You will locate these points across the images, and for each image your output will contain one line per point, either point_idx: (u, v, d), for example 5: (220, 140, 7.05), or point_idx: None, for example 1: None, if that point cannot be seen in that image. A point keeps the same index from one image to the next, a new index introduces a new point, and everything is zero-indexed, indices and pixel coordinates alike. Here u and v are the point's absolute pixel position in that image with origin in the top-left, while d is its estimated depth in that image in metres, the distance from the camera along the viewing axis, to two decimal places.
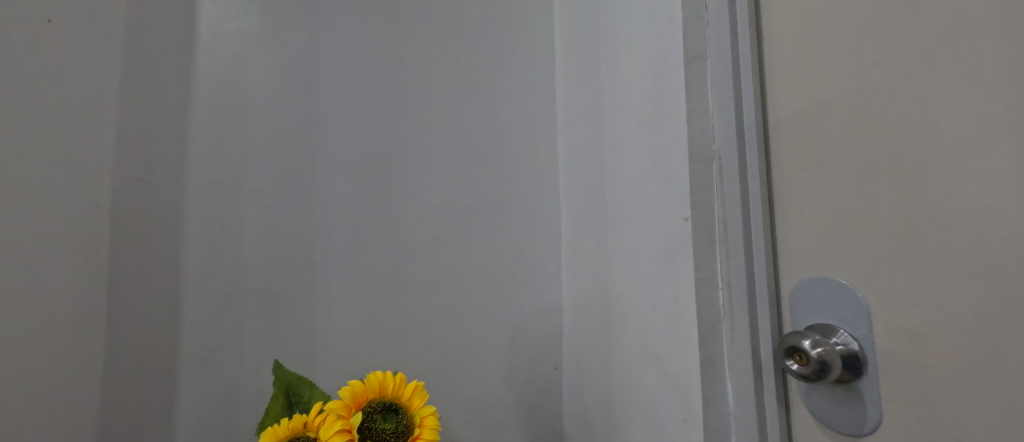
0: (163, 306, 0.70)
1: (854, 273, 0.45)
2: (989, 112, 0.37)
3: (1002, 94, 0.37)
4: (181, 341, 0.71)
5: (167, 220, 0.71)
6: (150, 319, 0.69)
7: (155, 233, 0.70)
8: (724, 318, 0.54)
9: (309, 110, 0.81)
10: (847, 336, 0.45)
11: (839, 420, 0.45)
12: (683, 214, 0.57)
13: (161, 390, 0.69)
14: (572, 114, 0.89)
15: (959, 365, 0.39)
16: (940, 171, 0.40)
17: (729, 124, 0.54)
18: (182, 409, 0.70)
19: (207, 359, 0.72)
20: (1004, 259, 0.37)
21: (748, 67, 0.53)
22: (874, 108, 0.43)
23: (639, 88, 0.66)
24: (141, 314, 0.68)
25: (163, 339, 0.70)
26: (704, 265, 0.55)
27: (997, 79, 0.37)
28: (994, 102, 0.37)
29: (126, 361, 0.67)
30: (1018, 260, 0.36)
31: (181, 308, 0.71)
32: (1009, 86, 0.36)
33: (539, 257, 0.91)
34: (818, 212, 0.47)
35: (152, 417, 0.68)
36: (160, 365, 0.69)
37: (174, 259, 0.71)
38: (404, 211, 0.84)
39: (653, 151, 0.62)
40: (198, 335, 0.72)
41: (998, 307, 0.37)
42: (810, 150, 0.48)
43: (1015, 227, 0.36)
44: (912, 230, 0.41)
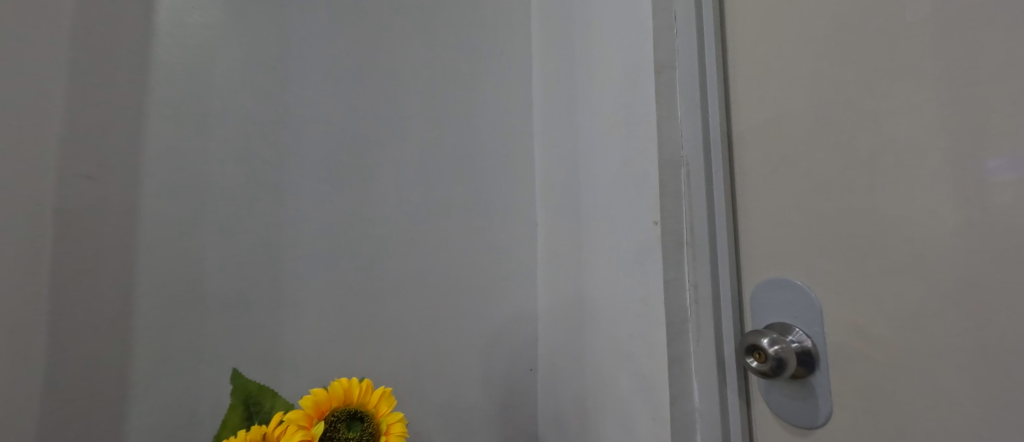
0: (110, 312, 0.66)
1: (809, 274, 0.48)
2: (925, 125, 0.41)
3: (934, 110, 0.41)
4: (130, 349, 0.67)
5: (117, 220, 0.67)
6: (97, 325, 0.65)
7: (105, 233, 0.66)
8: (690, 317, 0.57)
9: (279, 108, 0.79)
10: (801, 334, 0.48)
11: (795, 414, 0.48)
12: (653, 218, 0.59)
13: (106, 402, 0.65)
14: (548, 119, 0.91)
15: (900, 360, 0.42)
16: (882, 180, 0.43)
17: (696, 132, 0.57)
18: (132, 420, 0.66)
19: (159, 368, 0.68)
20: (939, 263, 0.40)
21: (713, 80, 0.56)
22: (828, 121, 0.47)
23: (612, 95, 0.68)
24: (85, 319, 0.64)
25: (108, 347, 0.65)
26: (673, 266, 0.57)
27: (933, 97, 0.41)
28: (929, 116, 0.41)
29: (67, 369, 0.63)
30: (950, 263, 0.40)
31: (131, 314, 0.67)
32: (941, 103, 0.40)
33: (514, 259, 0.92)
34: (777, 216, 0.51)
35: (95, 431, 0.64)
36: (105, 375, 0.65)
37: (124, 261, 0.67)
38: (378, 212, 0.83)
39: (625, 155, 0.65)
40: (149, 343, 0.68)
41: (931, 307, 0.41)
42: (771, 158, 0.51)
43: (946, 232, 0.40)
44: (858, 233, 0.45)
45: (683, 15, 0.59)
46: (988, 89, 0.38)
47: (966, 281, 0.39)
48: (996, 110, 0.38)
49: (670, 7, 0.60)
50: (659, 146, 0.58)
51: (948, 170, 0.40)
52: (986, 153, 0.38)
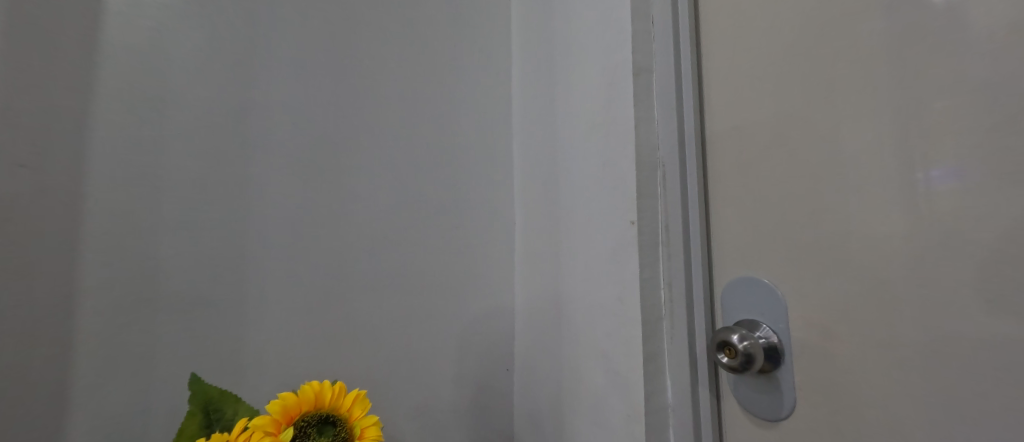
0: (50, 309, 0.62)
1: (775, 273, 0.50)
2: (880, 132, 0.43)
3: (885, 118, 0.43)
4: (75, 350, 0.63)
5: (59, 212, 0.64)
6: (36, 322, 0.61)
7: (45, 226, 0.63)
8: (664, 315, 0.58)
9: (247, 102, 0.76)
10: (768, 330, 0.50)
11: (760, 406, 0.51)
12: (629, 218, 0.60)
13: (46, 405, 0.61)
14: (527, 119, 0.92)
15: (856, 354, 0.45)
16: (842, 184, 0.45)
17: (671, 134, 0.58)
18: (75, 424, 0.63)
19: (107, 370, 0.65)
20: (892, 263, 0.42)
21: (687, 84, 0.58)
22: (796, 126, 0.49)
23: (591, 96, 0.69)
24: (21, 315, 0.61)
25: (49, 347, 0.62)
26: (649, 265, 0.58)
27: (885, 106, 0.43)
28: (883, 124, 0.43)
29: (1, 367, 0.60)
30: (902, 263, 0.42)
31: (75, 312, 0.63)
32: (892, 112, 0.43)
33: (491, 258, 0.92)
34: (747, 217, 0.53)
35: (32, 435, 0.60)
36: (45, 376, 0.61)
37: (68, 257, 0.64)
38: (353, 211, 0.82)
39: (602, 156, 0.66)
40: (95, 343, 0.64)
41: (885, 305, 0.43)
42: (742, 161, 0.53)
43: (898, 235, 0.42)
44: (820, 233, 0.47)
45: (660, 20, 0.61)
46: (935, 100, 0.41)
47: (915, 280, 0.41)
48: (943, 119, 0.40)
49: (648, 12, 0.62)
50: (635, 147, 0.60)
51: (900, 175, 0.42)
52: (933, 160, 0.41)
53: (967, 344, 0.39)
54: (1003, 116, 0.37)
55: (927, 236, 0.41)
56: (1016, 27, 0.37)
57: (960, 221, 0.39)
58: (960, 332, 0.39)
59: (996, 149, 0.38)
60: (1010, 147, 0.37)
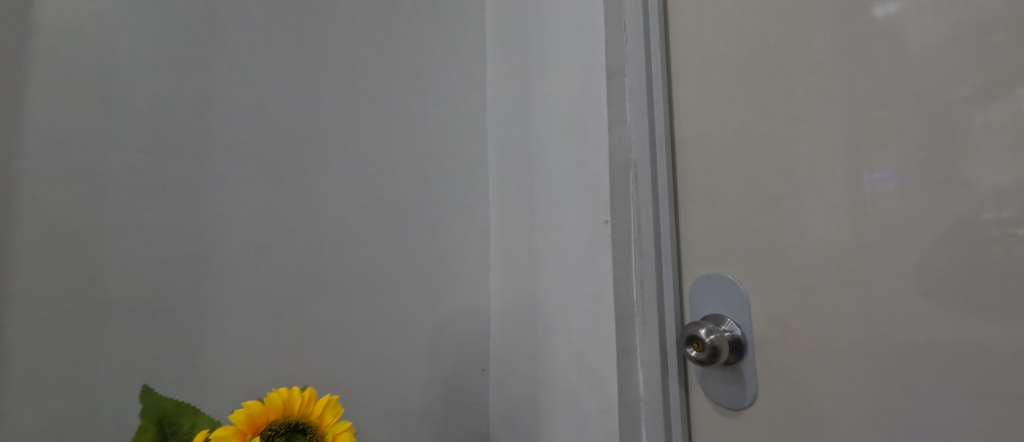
0: None
1: (739, 269, 0.53)
2: (833, 135, 0.46)
3: (835, 122, 0.46)
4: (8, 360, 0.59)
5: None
6: None
7: None
8: (636, 312, 0.60)
9: (208, 98, 0.73)
10: (733, 324, 0.53)
11: (725, 397, 0.53)
12: (603, 218, 0.62)
13: None
14: (502, 120, 0.92)
15: (812, 345, 0.47)
16: (800, 185, 0.48)
17: (643, 136, 0.60)
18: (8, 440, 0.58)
19: (45, 382, 0.60)
20: (845, 258, 0.45)
21: (658, 88, 0.60)
22: (758, 129, 0.52)
23: (565, 97, 0.70)
24: None
25: None
26: (622, 263, 0.60)
27: (836, 111, 0.46)
28: (834, 127, 0.46)
29: None
30: (852, 258, 0.45)
31: (7, 321, 0.59)
32: (842, 116, 0.46)
33: (465, 259, 0.92)
34: (714, 216, 0.55)
35: None
36: None
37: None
38: (322, 212, 0.80)
39: (577, 156, 0.67)
40: (31, 353, 0.60)
41: (838, 297, 0.46)
42: (708, 163, 0.56)
43: (846, 231, 0.45)
44: (779, 230, 0.50)
45: (631, 26, 0.63)
46: (882, 106, 0.44)
47: (862, 274, 0.44)
48: (886, 124, 0.44)
49: (620, 16, 0.64)
50: (607, 149, 0.61)
51: (851, 176, 0.45)
52: (878, 163, 0.44)
53: (910, 334, 0.42)
54: (939, 122, 0.41)
55: (873, 232, 0.44)
56: (950, 40, 0.40)
57: (899, 218, 0.42)
58: (905, 324, 0.42)
59: (930, 153, 0.41)
60: (943, 150, 0.40)
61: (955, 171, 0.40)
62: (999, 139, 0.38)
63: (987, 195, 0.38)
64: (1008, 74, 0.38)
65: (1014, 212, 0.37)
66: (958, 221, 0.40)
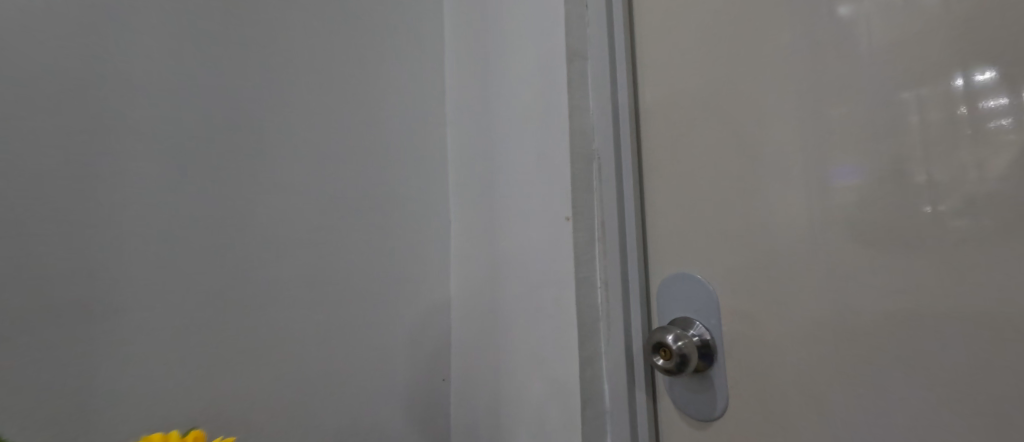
0: None
1: (707, 267, 0.50)
2: (803, 120, 0.44)
3: (803, 107, 0.44)
4: None
5: None
6: None
7: None
8: (601, 315, 0.56)
9: (110, 72, 0.62)
10: (701, 327, 0.49)
11: (695, 407, 0.49)
12: (566, 213, 0.58)
13: None
14: (463, 115, 0.87)
15: (783, 348, 0.44)
16: (770, 175, 0.45)
17: (606, 126, 0.57)
18: None
19: None
20: (818, 252, 0.42)
21: (622, 76, 0.57)
22: (725, 115, 0.49)
23: (525, 86, 0.67)
24: None
25: None
26: (585, 264, 0.56)
27: (803, 95, 0.44)
28: (803, 112, 0.44)
29: None
30: (830, 252, 0.41)
31: None
32: (812, 100, 0.43)
33: (424, 262, 0.85)
34: (681, 212, 0.52)
35: None
36: None
37: None
38: (266, 210, 0.71)
39: (539, 151, 0.63)
40: None
41: (812, 296, 0.42)
42: (674, 156, 0.53)
43: (815, 223, 0.42)
44: (750, 224, 0.47)
45: (593, 16, 0.60)
46: (849, 91, 0.41)
47: (835, 270, 0.41)
48: (853, 108, 0.41)
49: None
50: (568, 143, 0.57)
51: (819, 166, 0.43)
52: (848, 153, 0.41)
53: (889, 336, 0.38)
54: (905, 106, 0.38)
55: (849, 225, 0.41)
56: (925, 14, 0.38)
57: (873, 207, 0.39)
58: (877, 323, 0.39)
59: (903, 138, 0.38)
60: (924, 135, 0.37)
61: (923, 158, 0.37)
62: (965, 123, 0.35)
63: (956, 183, 0.36)
64: (973, 53, 0.35)
65: (984, 200, 0.35)
66: (929, 212, 0.37)
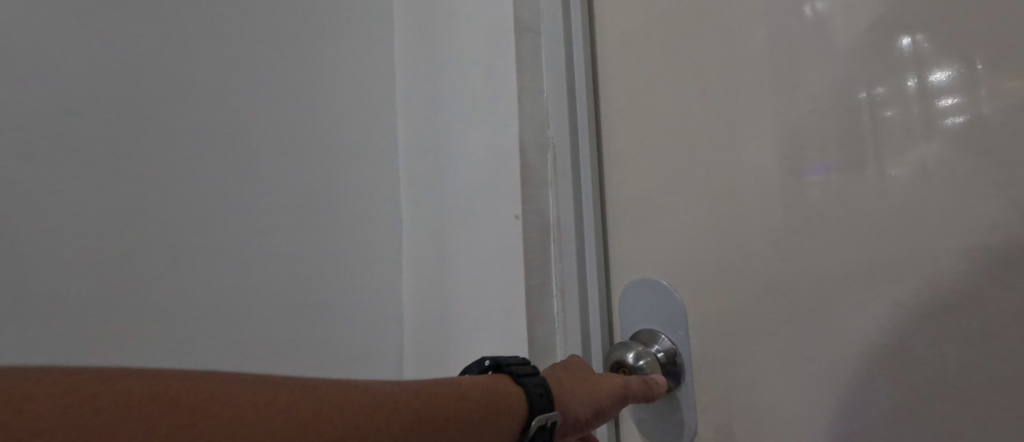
0: None
1: (673, 274, 0.44)
2: (786, 102, 0.37)
3: (784, 86, 0.37)
4: None
5: None
6: None
7: None
8: (558, 326, 0.52)
9: None
10: (666, 341, 0.44)
11: (661, 431, 0.44)
12: (516, 212, 0.52)
13: None
14: (414, 93, 0.75)
15: (752, 367, 0.39)
16: (745, 167, 0.39)
17: (562, 113, 0.52)
18: None
19: None
20: (796, 257, 0.36)
21: (580, 59, 0.51)
22: (695, 98, 0.42)
23: (472, 67, 0.61)
24: None
25: None
26: (537, 270, 0.51)
27: (782, 72, 0.37)
28: (785, 93, 0.37)
29: None
30: (810, 257, 0.35)
31: None
32: (797, 79, 0.37)
33: (372, 264, 0.73)
34: (647, 212, 0.46)
35: None
36: None
37: None
38: (167, 203, 0.58)
39: (488, 144, 0.57)
40: None
41: (789, 307, 0.37)
42: (634, 154, 0.47)
43: (795, 224, 0.36)
44: (715, 229, 0.41)
45: None
46: (821, 77, 0.35)
47: (817, 279, 0.35)
48: (840, 85, 0.34)
49: None
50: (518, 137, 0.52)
51: (788, 162, 0.37)
52: (829, 142, 0.35)
53: (878, 359, 0.32)
54: (884, 96, 0.32)
55: (835, 226, 0.34)
56: None
57: (863, 205, 0.33)
58: (858, 345, 0.33)
59: (907, 122, 0.31)
60: (932, 119, 0.30)
61: (901, 159, 0.31)
62: (950, 119, 0.29)
63: (941, 191, 0.30)
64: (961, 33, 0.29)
65: (974, 212, 0.29)
66: (934, 215, 0.30)
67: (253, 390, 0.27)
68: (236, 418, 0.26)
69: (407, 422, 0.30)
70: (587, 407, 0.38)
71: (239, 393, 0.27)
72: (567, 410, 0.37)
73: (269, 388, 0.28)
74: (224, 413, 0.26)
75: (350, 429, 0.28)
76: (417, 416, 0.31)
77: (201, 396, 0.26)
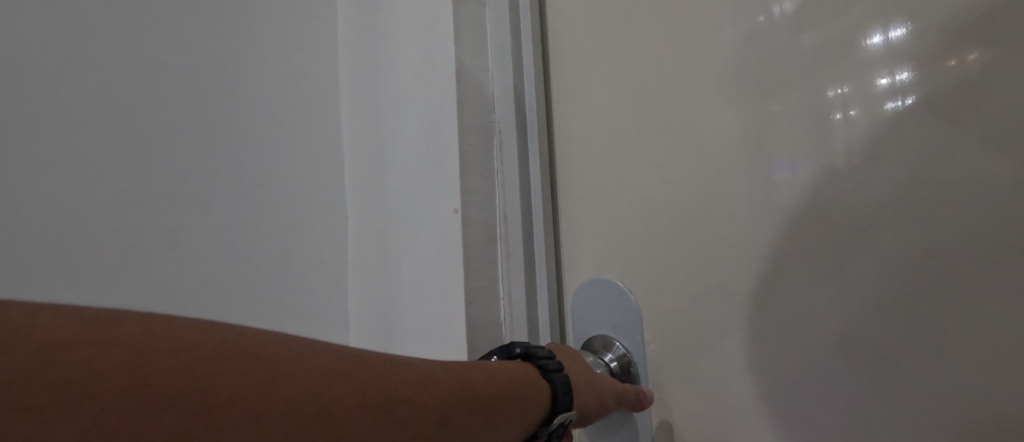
0: None
1: (627, 273, 0.41)
2: (741, 80, 0.33)
3: (741, 61, 0.33)
4: None
5: None
6: None
7: None
8: (505, 334, 0.47)
9: None
10: (620, 348, 0.40)
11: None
12: (453, 205, 0.46)
13: None
14: (354, 82, 0.66)
15: (710, 382, 0.35)
16: (702, 154, 0.35)
17: (508, 97, 0.48)
18: None
19: None
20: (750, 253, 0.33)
21: (528, 39, 0.47)
22: (650, 79, 0.39)
23: (412, 43, 0.55)
24: None
25: None
26: (479, 272, 0.46)
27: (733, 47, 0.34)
28: (741, 68, 0.33)
29: None
30: (764, 253, 0.32)
31: None
32: (750, 54, 0.33)
33: (301, 272, 0.62)
34: (601, 207, 0.43)
35: None
36: None
37: None
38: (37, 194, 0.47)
39: (429, 125, 0.50)
40: None
41: (747, 309, 0.33)
42: (589, 157, 0.43)
43: (753, 217, 0.33)
44: (674, 242, 0.37)
45: None
46: (782, 75, 0.31)
47: (772, 276, 0.32)
48: (795, 58, 0.31)
49: None
50: (457, 121, 0.46)
51: (750, 166, 0.33)
52: (785, 127, 0.31)
53: (845, 370, 0.29)
54: (848, 97, 0.28)
55: (790, 216, 0.31)
56: None
57: (822, 193, 0.29)
58: (822, 353, 0.30)
59: (866, 98, 0.28)
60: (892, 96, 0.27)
61: (858, 143, 0.28)
62: (913, 116, 0.26)
63: (909, 204, 0.26)
64: (936, 22, 0.25)
65: (942, 227, 0.25)
66: (896, 202, 0.27)
67: (310, 353, 0.26)
68: (298, 381, 0.24)
69: (446, 400, 0.29)
70: (596, 402, 0.36)
71: (298, 355, 0.25)
72: (582, 401, 0.35)
73: (330, 355, 0.27)
74: (300, 373, 0.25)
75: (397, 405, 0.27)
76: (454, 396, 0.29)
77: (276, 355, 0.25)
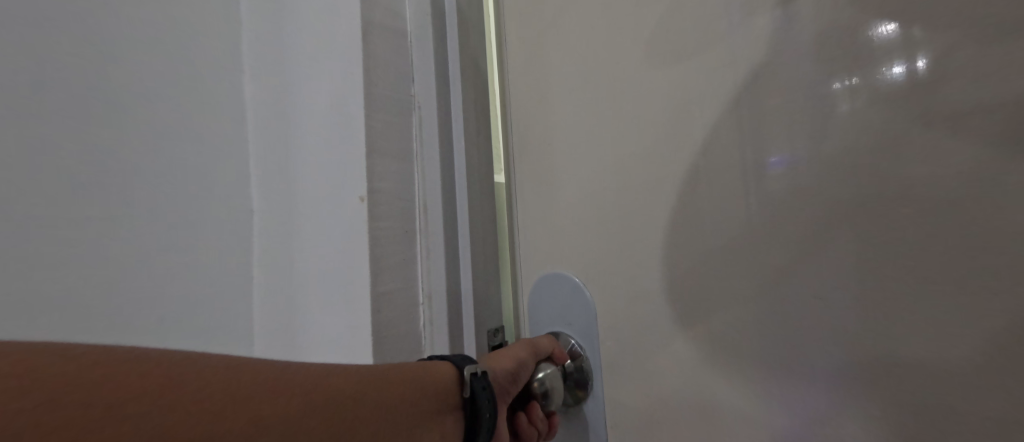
0: None
1: (579, 266, 0.40)
2: (689, 71, 0.33)
3: (690, 52, 0.33)
4: None
5: None
6: None
7: None
8: (423, 340, 0.42)
9: None
10: (575, 347, 0.40)
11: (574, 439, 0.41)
12: (359, 194, 0.39)
13: None
14: (255, 42, 0.53)
15: (658, 370, 0.36)
16: (651, 146, 0.35)
17: (427, 75, 0.43)
18: None
19: None
20: (695, 245, 0.33)
21: (451, 18, 0.44)
22: (604, 71, 0.38)
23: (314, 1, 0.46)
24: None
25: None
26: (394, 271, 0.40)
27: (685, 38, 0.34)
28: (692, 60, 0.33)
29: None
30: (710, 242, 0.33)
31: None
32: (700, 46, 0.33)
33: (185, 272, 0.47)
34: (552, 199, 0.42)
35: None
36: None
37: None
38: None
39: (332, 95, 0.43)
40: None
41: (695, 300, 0.33)
42: (547, 153, 0.42)
43: (701, 207, 0.33)
44: (631, 239, 0.37)
45: None
46: (736, 65, 0.32)
47: (722, 263, 0.32)
48: (741, 53, 0.31)
49: None
50: (363, 97, 0.39)
51: (694, 158, 0.33)
52: (736, 120, 0.31)
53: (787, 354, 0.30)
54: (794, 93, 0.29)
55: (737, 207, 0.31)
56: None
57: (776, 181, 0.30)
58: (765, 340, 0.31)
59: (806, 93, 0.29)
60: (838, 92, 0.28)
61: (800, 137, 0.29)
62: (857, 110, 0.27)
63: (852, 186, 0.27)
64: None
65: (897, 228, 0.26)
66: (837, 191, 0.28)
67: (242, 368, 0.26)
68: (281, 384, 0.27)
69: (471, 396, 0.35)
70: (514, 359, 0.37)
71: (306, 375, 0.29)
72: (497, 369, 0.36)
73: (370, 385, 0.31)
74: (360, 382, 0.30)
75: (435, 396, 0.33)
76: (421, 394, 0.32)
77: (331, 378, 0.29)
